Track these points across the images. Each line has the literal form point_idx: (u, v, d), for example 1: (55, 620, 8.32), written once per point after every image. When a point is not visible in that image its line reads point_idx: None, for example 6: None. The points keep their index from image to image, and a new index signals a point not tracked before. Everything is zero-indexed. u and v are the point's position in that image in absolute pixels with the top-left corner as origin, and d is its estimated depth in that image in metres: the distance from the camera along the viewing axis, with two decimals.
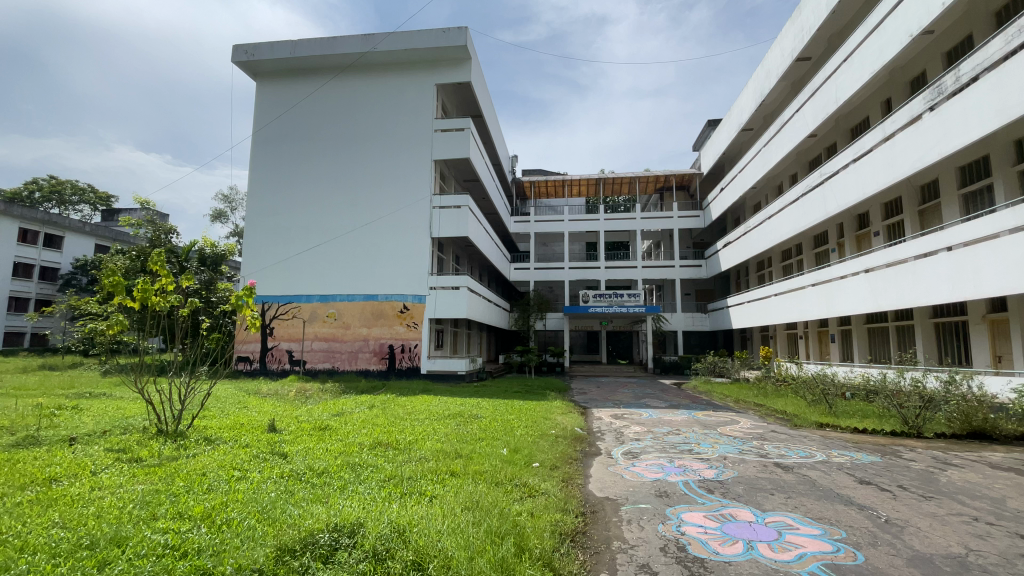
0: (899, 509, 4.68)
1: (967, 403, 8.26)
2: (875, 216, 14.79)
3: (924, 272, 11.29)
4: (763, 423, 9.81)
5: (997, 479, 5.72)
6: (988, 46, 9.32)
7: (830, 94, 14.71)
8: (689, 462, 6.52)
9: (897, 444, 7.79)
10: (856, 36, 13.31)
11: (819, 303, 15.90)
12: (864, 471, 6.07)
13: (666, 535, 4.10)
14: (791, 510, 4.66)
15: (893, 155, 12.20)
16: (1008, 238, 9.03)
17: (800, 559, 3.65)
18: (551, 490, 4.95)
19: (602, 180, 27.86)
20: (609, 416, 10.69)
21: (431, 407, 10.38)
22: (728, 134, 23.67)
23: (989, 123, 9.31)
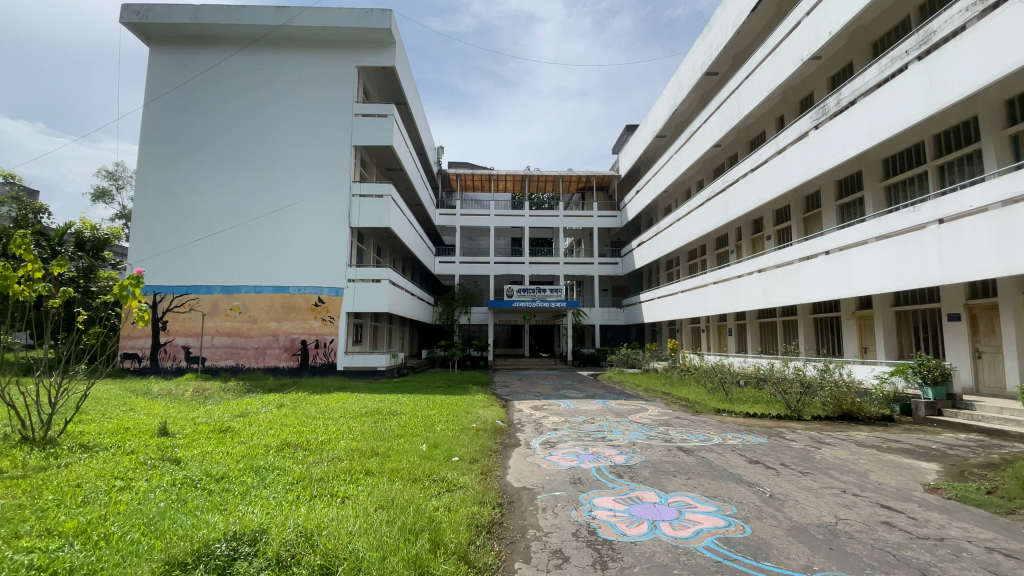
0: (782, 484, 5.25)
1: (838, 389, 9.43)
2: (767, 222, 16.37)
3: (806, 273, 12.71)
4: (669, 410, 10.54)
5: (860, 455, 6.60)
6: (864, 75, 10.62)
7: (733, 108, 16.04)
8: (601, 449, 6.85)
9: (781, 426, 8.70)
10: (757, 56, 14.60)
11: (719, 300, 17.34)
12: (753, 451, 6.75)
13: (579, 520, 4.28)
14: (691, 490, 5.05)
15: (784, 167, 13.54)
16: (876, 244, 10.39)
17: (697, 535, 3.97)
18: (469, 484, 4.96)
19: (528, 176, 28.55)
20: (529, 407, 10.96)
21: (346, 405, 9.98)
22: (644, 139, 24.99)
23: (863, 142, 10.64)
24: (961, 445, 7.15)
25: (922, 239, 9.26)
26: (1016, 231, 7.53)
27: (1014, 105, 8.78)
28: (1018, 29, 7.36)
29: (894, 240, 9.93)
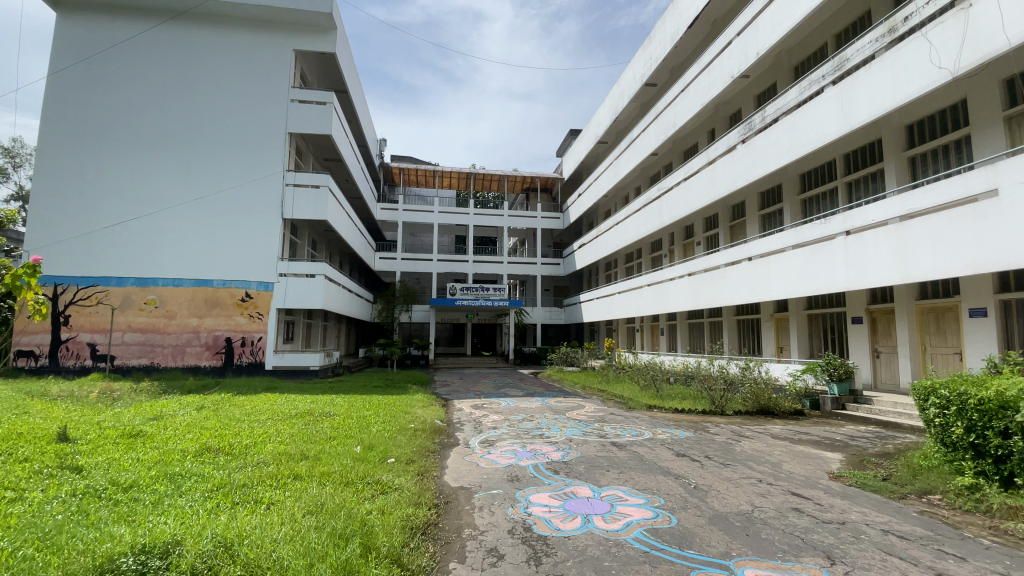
0: (705, 476, 5.59)
1: (756, 385, 10.16)
2: (698, 228, 17.32)
3: (731, 277, 13.59)
4: (604, 407, 10.89)
5: (775, 446, 7.16)
6: (786, 95, 11.48)
7: (669, 119, 16.83)
8: (538, 446, 6.97)
9: (706, 421, 9.24)
10: (692, 71, 15.42)
11: (653, 301, 18.15)
12: (680, 444, 7.12)
13: (514, 517, 4.32)
14: (622, 483, 5.25)
15: (713, 177, 14.38)
16: (792, 252, 11.29)
17: (627, 527, 4.13)
18: (404, 485, 4.87)
19: (473, 175, 28.77)
20: (469, 406, 10.93)
21: (275, 406, 9.51)
22: (587, 143, 25.63)
23: (783, 157, 11.53)
24: (859, 436, 7.91)
25: (831, 248, 10.18)
26: (909, 244, 8.44)
27: (911, 130, 9.82)
28: (918, 62, 8.24)
29: (808, 248, 10.83)
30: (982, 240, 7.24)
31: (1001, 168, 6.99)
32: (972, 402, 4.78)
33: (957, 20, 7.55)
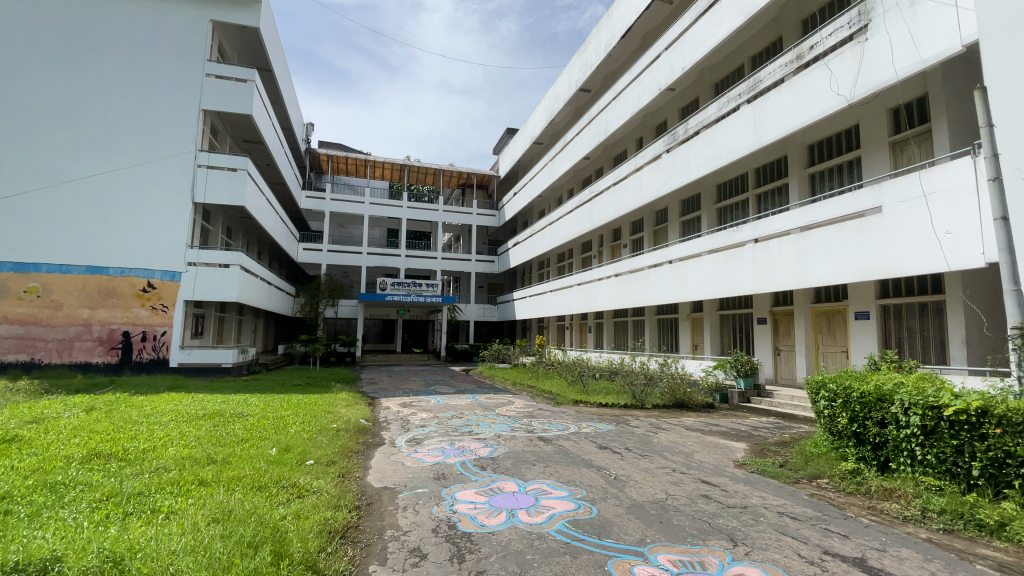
0: (625, 467, 5.86)
1: (673, 380, 10.83)
2: (625, 231, 18.08)
3: (653, 278, 14.37)
4: (533, 402, 11.09)
5: (688, 437, 7.66)
6: (706, 109, 12.27)
7: (601, 125, 17.45)
8: (466, 443, 6.96)
9: (628, 414, 9.70)
10: (623, 80, 16.10)
11: (582, 300, 18.79)
12: (603, 437, 7.42)
13: (439, 516, 4.28)
14: (547, 477, 5.38)
15: (640, 184, 15.09)
16: (707, 257, 12.13)
17: (550, 520, 4.23)
18: (323, 488, 4.66)
19: (408, 167, 28.07)
20: (396, 404, 10.69)
21: (179, 407, 8.77)
22: (523, 143, 25.92)
23: (702, 168, 12.34)
24: (761, 427, 8.65)
25: (741, 255, 11.06)
26: (808, 253, 9.34)
27: (812, 149, 10.86)
28: (821, 87, 9.11)
29: (721, 253, 11.67)
30: (867, 250, 8.18)
31: (885, 188, 7.91)
32: (857, 395, 5.37)
33: (853, 53, 8.47)
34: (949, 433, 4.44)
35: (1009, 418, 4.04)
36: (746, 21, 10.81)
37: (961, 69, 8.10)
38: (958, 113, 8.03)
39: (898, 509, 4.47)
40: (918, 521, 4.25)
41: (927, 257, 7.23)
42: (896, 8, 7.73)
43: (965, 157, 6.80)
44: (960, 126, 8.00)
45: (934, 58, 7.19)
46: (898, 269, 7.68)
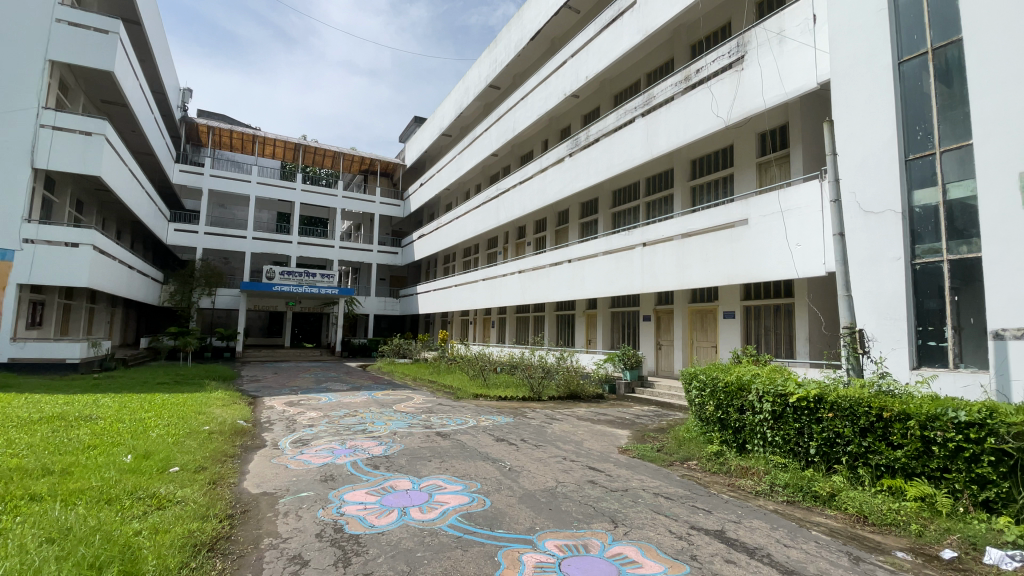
0: (519, 458, 6.02)
1: (568, 374, 11.37)
2: (529, 230, 18.49)
3: (554, 276, 14.90)
4: (432, 398, 10.95)
5: (579, 426, 8.09)
6: (606, 119, 12.96)
7: (509, 123, 17.71)
8: (359, 442, 6.67)
9: (525, 406, 10.00)
10: (531, 81, 16.46)
11: (485, 295, 18.97)
12: (499, 430, 7.56)
13: (325, 519, 4.06)
14: (442, 472, 5.35)
15: (544, 184, 15.54)
16: (603, 257, 12.85)
17: (443, 515, 4.21)
18: (190, 497, 4.19)
19: (303, 146, 26.21)
20: (282, 403, 9.94)
21: (5, 410, 7.32)
22: (430, 133, 25.44)
23: (601, 173, 13.04)
24: (643, 415, 9.40)
25: (632, 256, 11.87)
26: (688, 257, 10.28)
27: (695, 164, 11.95)
28: (705, 108, 10.05)
29: (616, 255, 12.43)
30: (735, 257, 9.22)
31: (752, 204, 8.95)
32: (722, 385, 6.06)
33: (731, 80, 9.48)
34: (794, 417, 5.17)
35: (837, 403, 4.78)
36: (643, 39, 11.61)
37: (814, 105, 9.39)
38: (811, 142, 9.31)
39: (751, 485, 5.11)
40: (767, 495, 4.89)
41: (782, 264, 8.33)
42: (767, 44, 8.79)
43: (814, 181, 7.93)
44: (811, 153, 9.29)
45: (795, 92, 8.31)
46: (758, 274, 8.76)
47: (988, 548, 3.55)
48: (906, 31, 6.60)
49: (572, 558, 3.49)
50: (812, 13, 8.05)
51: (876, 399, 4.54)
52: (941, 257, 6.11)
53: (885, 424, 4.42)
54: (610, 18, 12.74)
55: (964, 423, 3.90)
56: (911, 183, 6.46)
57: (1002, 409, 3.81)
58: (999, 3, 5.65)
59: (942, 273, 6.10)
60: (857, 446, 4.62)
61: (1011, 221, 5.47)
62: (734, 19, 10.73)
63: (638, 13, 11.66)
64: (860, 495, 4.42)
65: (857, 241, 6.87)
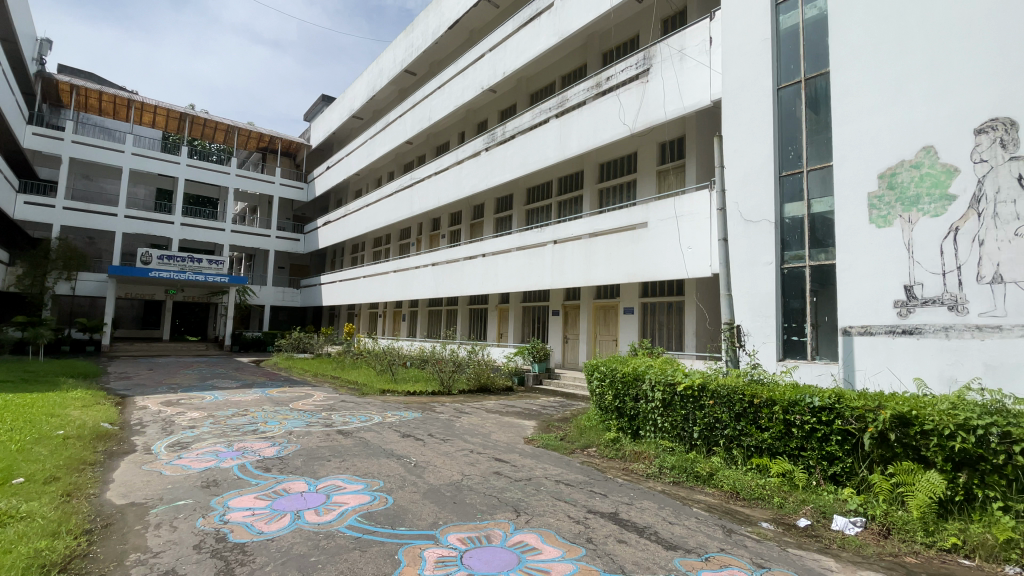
0: (425, 453, 5.94)
1: (479, 367, 11.42)
2: (443, 222, 18.26)
3: (467, 270, 14.86)
4: (335, 394, 10.43)
5: (487, 419, 8.17)
6: (522, 117, 13.14)
7: (425, 112, 17.30)
8: (249, 443, 6.16)
9: (434, 401, 9.88)
10: (449, 71, 16.19)
11: (396, 287, 18.45)
12: (406, 425, 7.40)
13: (205, 529, 3.70)
14: (342, 472, 5.11)
15: (459, 177, 15.42)
16: (516, 252, 13.05)
17: (341, 516, 4.03)
18: (36, 512, 3.60)
19: (191, 117, 23.55)
20: (158, 403, 8.88)
21: None
22: (339, 114, 24.08)
23: (516, 170, 13.21)
24: (549, 406, 9.74)
25: (544, 253, 12.19)
26: (594, 256, 10.78)
27: (603, 168, 12.52)
28: (613, 114, 10.56)
29: (528, 251, 12.68)
30: (636, 257, 9.84)
31: (652, 208, 9.58)
32: (620, 375, 6.47)
33: (637, 90, 10.06)
34: (681, 405, 5.66)
35: (718, 392, 5.30)
36: (558, 42, 11.93)
37: (707, 121, 10.27)
38: (703, 155, 10.18)
39: (643, 469, 5.51)
40: (656, 477, 5.30)
41: (676, 265, 9.04)
42: (669, 60, 9.46)
43: (705, 190, 8.69)
44: (703, 165, 10.15)
45: (691, 107, 9.04)
46: (656, 273, 9.42)
47: (834, 516, 4.12)
48: (784, 61, 7.46)
49: (474, 550, 3.51)
50: (709, 36, 8.79)
51: (749, 387, 5.10)
52: (804, 263, 7.01)
53: (755, 410, 4.98)
54: (528, 17, 12.92)
55: (817, 408, 4.51)
56: (783, 197, 7.32)
57: (846, 395, 4.46)
58: (856, 46, 6.59)
59: (805, 277, 7.01)
60: (733, 429, 5.15)
61: (858, 234, 6.43)
62: (642, 32, 11.38)
63: (555, 16, 11.97)
64: (734, 473, 4.95)
65: (740, 247, 7.65)
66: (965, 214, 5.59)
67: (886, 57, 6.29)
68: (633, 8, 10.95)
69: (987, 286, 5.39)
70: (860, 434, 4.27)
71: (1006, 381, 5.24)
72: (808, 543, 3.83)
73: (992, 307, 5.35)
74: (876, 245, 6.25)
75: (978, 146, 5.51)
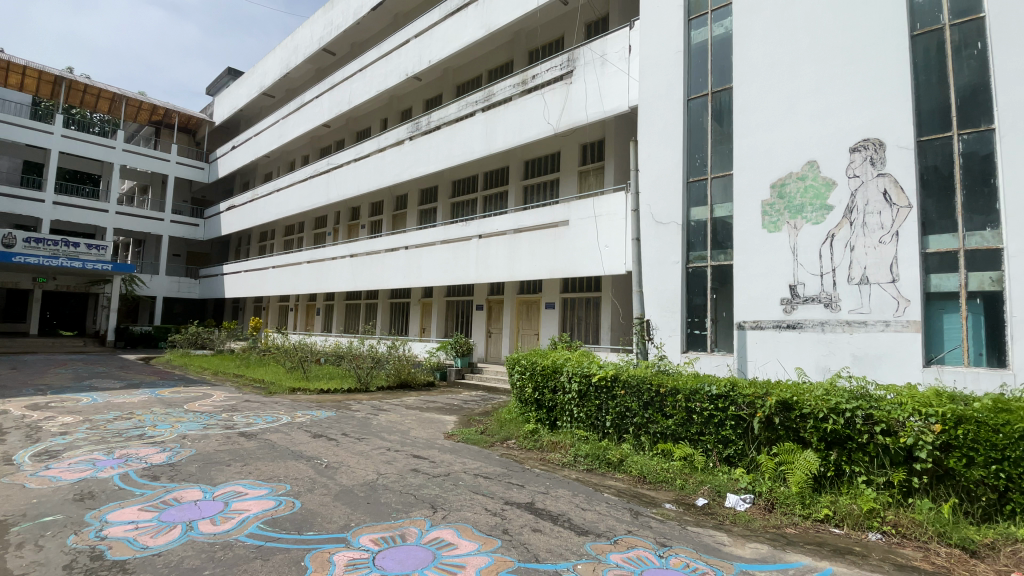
0: (338, 453, 5.68)
1: (398, 363, 11.13)
2: (363, 212, 17.55)
3: (388, 263, 14.42)
4: (238, 394, 9.65)
5: (406, 416, 7.99)
6: (448, 108, 12.93)
7: (345, 95, 16.47)
8: (134, 450, 5.53)
9: (349, 398, 9.49)
10: (371, 54, 15.52)
11: (311, 279, 17.46)
12: (318, 425, 7.04)
13: (77, 546, 3.27)
14: (244, 477, 4.75)
15: (381, 165, 14.88)
16: (440, 246, 12.86)
17: (241, 524, 3.74)
18: None
19: (67, 80, 20.58)
20: (19, 407, 7.69)
21: None
22: (248, 91, 22.22)
23: (441, 162, 12.99)
24: (470, 400, 9.74)
25: (468, 247, 12.13)
26: (518, 252, 10.91)
27: (527, 165, 12.69)
28: (538, 113, 10.72)
29: (452, 245, 12.55)
30: (557, 253, 10.10)
31: (573, 207, 9.88)
32: (540, 368, 6.64)
33: (561, 91, 10.28)
34: (595, 395, 5.92)
35: (630, 382, 5.60)
36: (485, 35, 11.88)
37: (625, 125, 10.76)
38: (621, 158, 10.65)
39: (559, 458, 5.69)
40: (571, 465, 5.50)
41: (594, 263, 9.41)
42: (591, 64, 9.77)
43: (621, 192, 9.12)
44: (621, 167, 10.63)
45: (611, 111, 9.41)
46: (575, 270, 9.73)
47: (727, 494, 4.52)
48: (695, 74, 7.99)
49: (387, 550, 3.41)
50: (628, 44, 9.19)
51: (657, 378, 5.45)
52: (706, 263, 7.60)
53: (661, 399, 5.33)
54: (455, 7, 12.72)
55: (715, 396, 4.92)
56: (690, 201, 7.86)
57: (739, 384, 4.90)
58: (756, 65, 7.21)
59: (706, 276, 7.59)
60: (641, 417, 5.48)
61: (753, 238, 7.07)
62: (567, 34, 11.63)
63: (482, 8, 11.89)
64: (642, 458, 5.26)
65: (651, 246, 8.13)
66: (839, 223, 6.35)
67: (781, 78, 6.96)
68: (558, 9, 11.16)
69: (855, 286, 6.17)
70: (750, 419, 4.71)
71: (870, 368, 6.03)
72: (704, 520, 4.17)
73: (859, 304, 6.13)
74: (768, 248, 6.91)
75: (852, 162, 6.29)
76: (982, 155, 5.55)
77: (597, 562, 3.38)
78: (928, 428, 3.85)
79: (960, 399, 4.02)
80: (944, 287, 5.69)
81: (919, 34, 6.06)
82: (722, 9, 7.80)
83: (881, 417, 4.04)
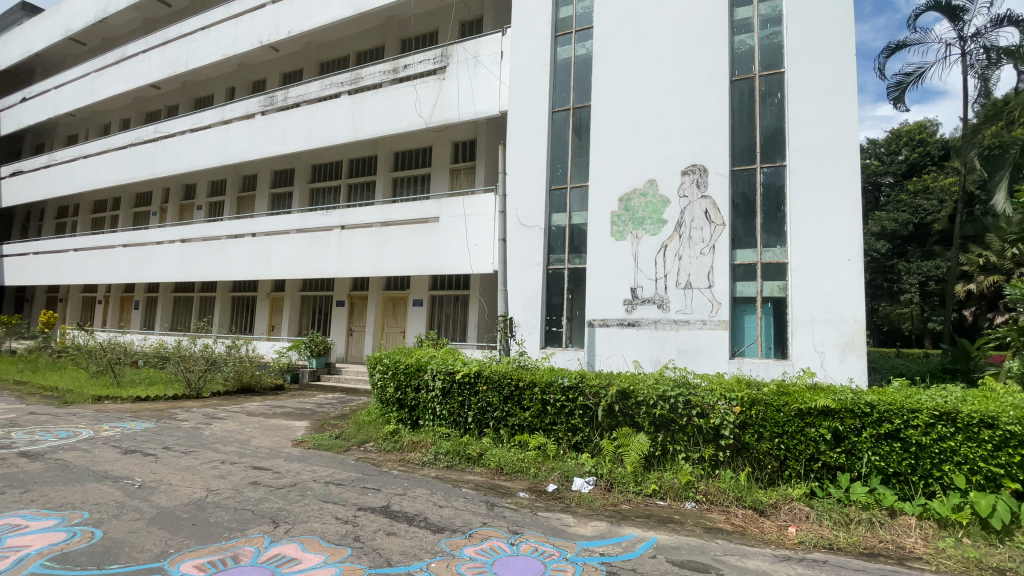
0: (156, 470, 4.90)
1: (240, 364, 9.97)
2: (202, 191, 15.35)
3: (232, 251, 12.83)
4: (17, 406, 7.76)
5: (247, 423, 7.19)
6: (309, 85, 11.94)
7: (182, 54, 14.23)
8: None
9: (175, 407, 8.24)
10: (217, 13, 13.65)
11: (129, 265, 14.74)
12: (131, 439, 5.98)
13: None
14: (22, 507, 3.84)
15: (226, 139, 13.17)
16: (297, 235, 11.83)
17: (16, 565, 3.03)
18: None
19: None
20: None
21: None
22: (45, 30, 17.97)
23: (300, 143, 11.94)
24: (325, 403, 9.13)
25: (329, 238, 11.35)
26: (384, 246, 10.53)
27: (397, 157, 12.29)
28: (409, 105, 10.45)
29: (311, 234, 11.63)
30: (425, 250, 9.97)
31: (443, 204, 9.84)
32: (403, 366, 6.49)
33: (434, 85, 10.16)
34: (458, 391, 5.98)
35: (491, 378, 5.77)
36: (354, 15, 11.24)
37: (494, 129, 11.03)
38: (490, 159, 10.90)
39: (418, 457, 5.64)
40: (430, 464, 5.49)
41: (460, 261, 9.50)
42: (464, 63, 9.84)
43: (490, 193, 9.35)
44: (490, 169, 10.88)
45: (482, 112, 9.58)
46: (442, 267, 9.70)
47: (574, 478, 4.91)
48: (559, 88, 8.51)
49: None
50: (500, 49, 9.45)
51: (517, 373, 5.69)
52: (564, 266, 8.16)
53: (520, 392, 5.59)
54: None
55: (566, 388, 5.31)
56: (552, 207, 8.35)
57: (587, 375, 5.35)
58: (611, 86, 7.93)
59: (564, 278, 8.15)
60: (500, 411, 5.68)
61: (604, 244, 7.76)
62: (440, 29, 11.54)
63: None
64: (500, 451, 5.45)
65: (516, 247, 8.45)
66: (671, 235, 7.30)
67: (631, 101, 7.74)
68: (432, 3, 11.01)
69: (682, 290, 7.15)
70: (595, 408, 5.18)
71: (689, 361, 7.02)
72: (553, 504, 4.48)
73: (684, 306, 7.12)
74: (615, 254, 7.65)
75: (683, 184, 7.28)
76: (776, 186, 6.83)
77: (450, 558, 3.41)
78: (731, 410, 4.63)
79: (754, 385, 4.89)
80: (746, 293, 6.88)
81: (737, 80, 7.24)
82: (584, 31, 8.42)
83: (697, 402, 4.74)
